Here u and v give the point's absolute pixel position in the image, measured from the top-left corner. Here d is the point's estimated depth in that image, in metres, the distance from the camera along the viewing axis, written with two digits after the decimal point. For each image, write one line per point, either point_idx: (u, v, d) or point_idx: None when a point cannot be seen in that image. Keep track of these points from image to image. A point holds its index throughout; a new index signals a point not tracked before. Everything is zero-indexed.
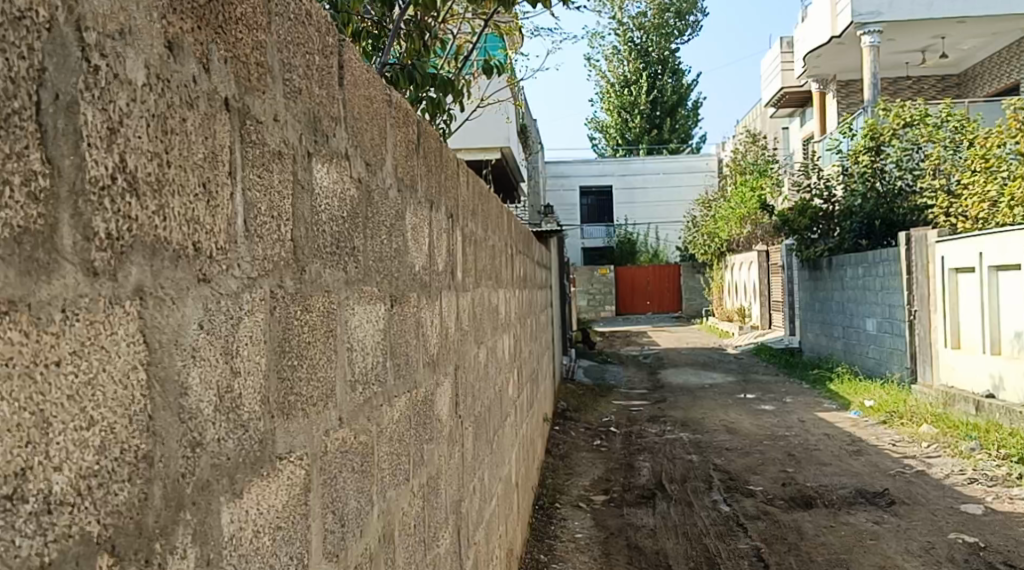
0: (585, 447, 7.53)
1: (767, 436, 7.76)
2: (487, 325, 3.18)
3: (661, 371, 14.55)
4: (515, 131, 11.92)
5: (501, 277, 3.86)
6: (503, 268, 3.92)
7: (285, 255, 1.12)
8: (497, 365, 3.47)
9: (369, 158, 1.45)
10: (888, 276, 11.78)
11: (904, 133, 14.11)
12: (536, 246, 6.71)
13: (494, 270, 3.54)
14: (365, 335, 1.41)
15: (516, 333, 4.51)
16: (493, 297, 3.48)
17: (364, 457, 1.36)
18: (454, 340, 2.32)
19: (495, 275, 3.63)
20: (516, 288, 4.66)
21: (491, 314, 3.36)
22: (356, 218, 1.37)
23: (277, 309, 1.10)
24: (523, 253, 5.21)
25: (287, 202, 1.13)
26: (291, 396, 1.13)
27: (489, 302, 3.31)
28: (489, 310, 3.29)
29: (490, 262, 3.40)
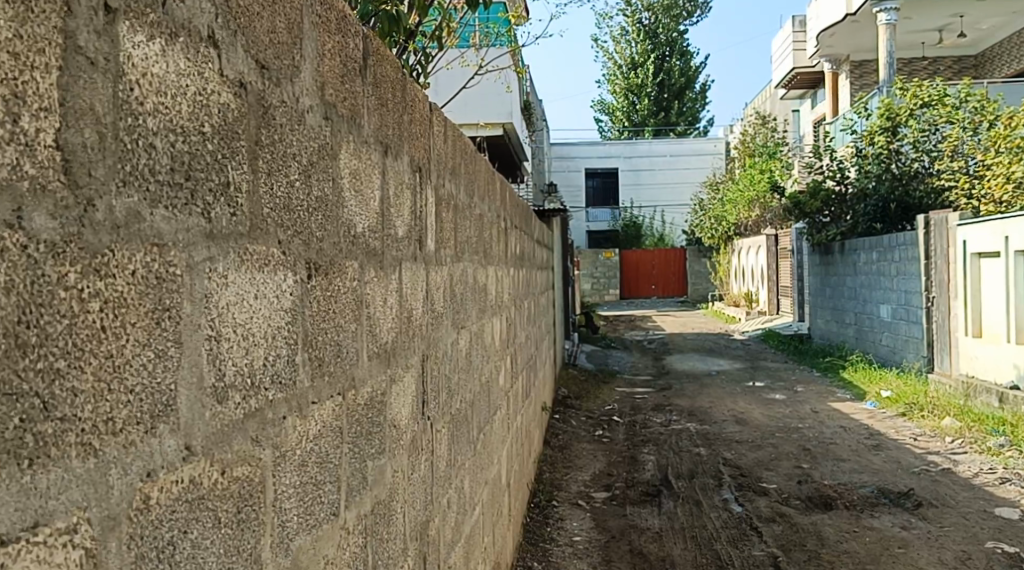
0: (586, 437, 7.11)
1: (778, 428, 7.32)
2: (472, 307, 2.75)
3: (666, 356, 14.10)
4: (517, 106, 11.45)
5: (493, 252, 3.43)
6: (496, 243, 3.50)
7: (32, 178, 0.70)
8: (485, 352, 3.04)
9: (257, 59, 1.02)
10: (904, 260, 11.31)
11: (922, 114, 13.57)
12: (536, 222, 6.24)
13: (484, 244, 3.12)
14: (242, 319, 0.99)
15: (511, 318, 4.07)
16: (483, 274, 3.06)
17: (230, 498, 0.95)
18: (422, 325, 1.89)
19: (487, 251, 3.20)
20: (512, 267, 4.24)
21: (479, 294, 2.93)
22: (220, 139, 0.95)
23: (11, 268, 0.68)
24: (520, 229, 4.78)
25: (34, 81, 0.70)
26: (52, 419, 0.72)
27: (478, 281, 2.89)
28: (477, 290, 2.87)
29: (480, 234, 2.98)
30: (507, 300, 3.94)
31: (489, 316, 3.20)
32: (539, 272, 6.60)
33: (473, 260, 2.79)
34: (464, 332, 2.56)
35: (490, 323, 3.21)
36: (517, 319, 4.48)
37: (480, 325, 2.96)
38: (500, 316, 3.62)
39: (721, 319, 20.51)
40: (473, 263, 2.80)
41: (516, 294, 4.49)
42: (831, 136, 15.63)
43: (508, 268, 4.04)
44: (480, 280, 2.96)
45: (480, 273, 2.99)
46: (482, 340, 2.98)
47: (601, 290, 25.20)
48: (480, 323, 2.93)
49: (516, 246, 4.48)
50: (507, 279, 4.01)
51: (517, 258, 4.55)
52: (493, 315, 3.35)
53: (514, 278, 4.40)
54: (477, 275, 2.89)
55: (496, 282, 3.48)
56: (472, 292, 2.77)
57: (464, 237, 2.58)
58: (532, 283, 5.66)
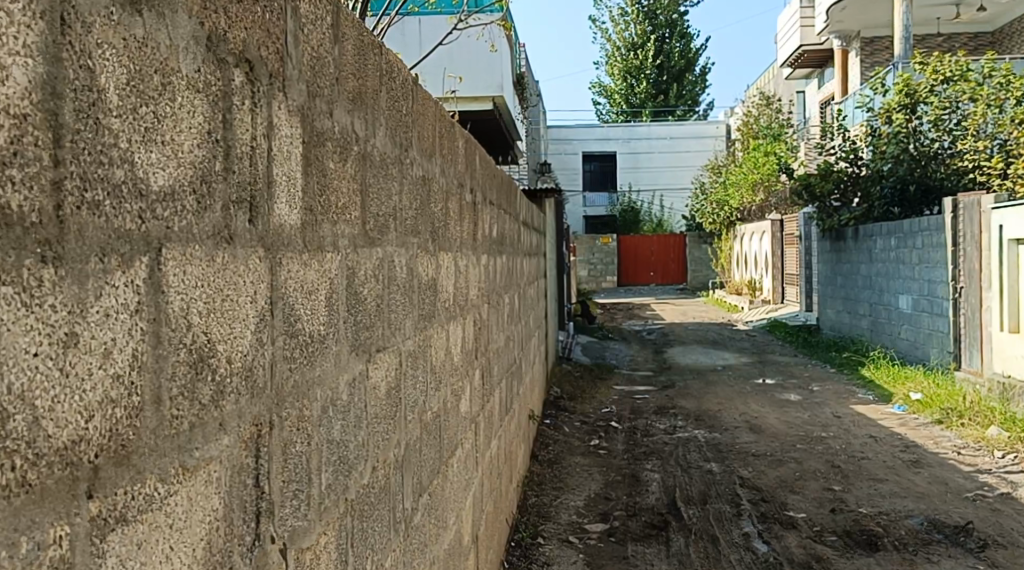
0: (580, 448, 6.23)
1: (800, 439, 6.41)
2: (408, 315, 1.86)
3: (668, 349, 13.21)
4: (509, 77, 10.54)
5: (453, 231, 2.54)
6: (456, 217, 2.60)
7: None
8: (433, 373, 2.15)
9: None
10: (927, 247, 10.40)
11: (942, 90, 12.63)
12: (520, 198, 5.29)
13: (436, 221, 2.23)
14: None
15: (482, 318, 3.18)
16: (431, 264, 2.16)
17: None
18: (254, 361, 1.01)
19: (441, 231, 2.31)
20: (485, 256, 3.37)
21: (423, 292, 2.04)
22: None
23: None
24: (499, 203, 3.89)
25: None
26: None
27: (420, 276, 2.00)
28: (418, 289, 1.99)
29: (426, 206, 2.09)
30: (477, 296, 3.05)
31: (444, 321, 2.31)
32: (526, 259, 5.70)
33: (410, 242, 1.89)
34: (388, 354, 1.68)
35: (443, 328, 2.30)
36: (492, 318, 3.61)
37: (426, 339, 2.07)
38: (465, 318, 2.72)
39: (723, 309, 19.56)
40: (411, 248, 1.92)
41: (492, 286, 3.61)
42: (844, 114, 14.65)
43: (478, 253, 3.14)
44: (425, 272, 2.07)
45: (427, 265, 2.10)
46: (428, 359, 2.09)
47: (598, 277, 24.32)
48: (425, 331, 2.04)
49: (492, 223, 3.58)
50: (478, 268, 3.12)
51: (492, 243, 3.65)
52: (452, 317, 2.46)
53: (488, 266, 3.52)
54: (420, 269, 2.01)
55: (457, 273, 2.58)
56: (408, 299, 1.88)
57: (390, 208, 1.70)
58: (515, 274, 4.78)
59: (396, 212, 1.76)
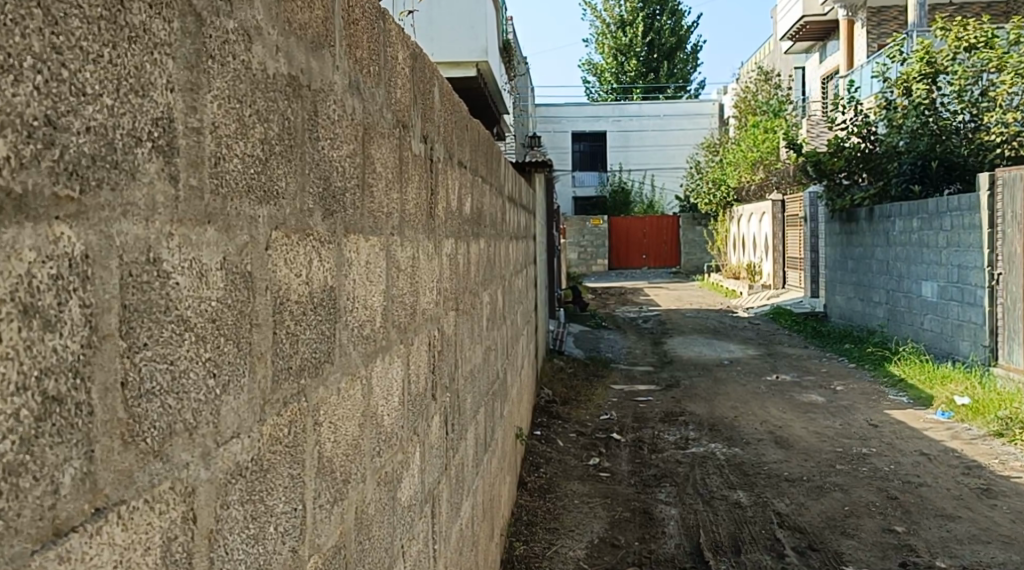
0: (580, 471, 5.20)
1: (838, 457, 5.41)
2: (243, 380, 0.85)
3: (666, 339, 12.19)
4: (495, 42, 9.45)
5: (390, 194, 1.51)
6: (398, 172, 1.58)
7: None
8: (336, 474, 1.13)
9: None
10: (956, 229, 9.40)
11: (965, 58, 11.65)
12: (505, 167, 4.21)
13: (347, 169, 1.21)
14: None
15: (446, 331, 2.15)
16: (328, 258, 1.14)
17: None
18: None
19: (356, 193, 1.27)
20: (453, 237, 2.33)
21: (305, 320, 1.02)
22: None
23: None
24: (475, 160, 2.85)
25: None
26: None
27: (298, 288, 1.00)
28: (292, 310, 0.97)
29: (322, 139, 1.09)
30: (439, 293, 2.02)
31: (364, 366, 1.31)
32: (513, 243, 4.67)
33: (254, 208, 0.88)
34: (144, 515, 0.69)
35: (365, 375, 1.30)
36: (465, 325, 2.56)
37: (317, 418, 1.05)
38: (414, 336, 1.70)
39: (720, 294, 18.55)
40: (265, 226, 0.91)
41: (465, 279, 2.57)
42: (855, 86, 13.59)
43: (443, 233, 2.11)
44: (316, 283, 1.06)
45: (322, 265, 1.09)
46: (322, 453, 1.08)
47: (588, 260, 23.28)
48: (311, 405, 1.03)
49: (463, 183, 2.53)
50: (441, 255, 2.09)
51: (465, 220, 2.58)
52: (386, 353, 1.45)
53: (460, 253, 2.47)
54: (296, 272, 0.99)
55: (395, 269, 1.54)
56: (249, 346, 0.87)
57: (145, 134, 0.71)
58: (499, 263, 3.74)
59: (186, 140, 0.76)
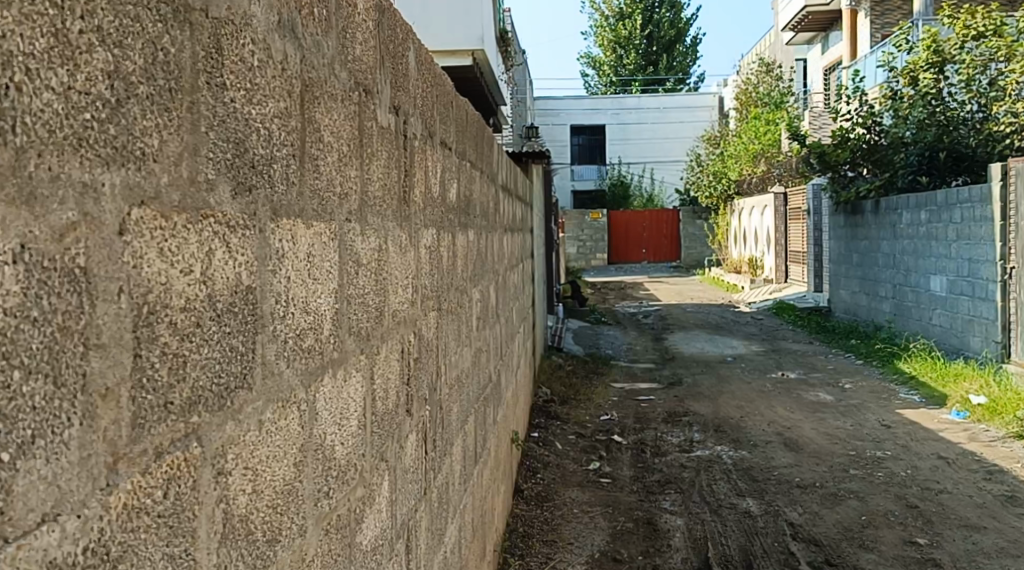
0: (579, 477, 4.94)
1: (851, 461, 5.14)
2: (65, 434, 0.59)
3: (668, 335, 11.91)
4: (491, 30, 9.16)
5: (345, 168, 1.23)
6: (359, 141, 1.30)
7: None
8: (256, 535, 0.87)
9: None
10: (967, 221, 9.12)
11: (973, 47, 11.33)
12: (498, 155, 3.91)
13: (275, 129, 0.93)
14: None
15: (425, 334, 1.87)
16: (244, 249, 0.86)
17: None
18: None
19: (290, 164, 0.99)
20: (435, 225, 2.06)
21: (197, 337, 0.75)
22: None
23: None
24: (461, 140, 2.56)
25: None
26: None
27: (179, 289, 0.73)
28: (167, 320, 0.71)
29: (228, 83, 0.81)
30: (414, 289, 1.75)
31: (308, 385, 1.03)
32: (507, 235, 4.37)
33: (85, 171, 0.62)
34: None
35: (309, 399, 1.03)
36: (449, 326, 2.29)
37: (216, 465, 0.79)
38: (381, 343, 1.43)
39: (721, 289, 18.26)
40: (108, 198, 0.64)
41: (450, 273, 2.30)
42: (860, 76, 13.29)
43: (420, 219, 1.83)
44: (217, 280, 0.79)
45: (228, 253, 0.82)
46: (228, 510, 0.81)
47: (587, 254, 22.99)
48: (204, 448, 0.77)
49: (447, 162, 2.24)
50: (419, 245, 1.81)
51: (450, 207, 2.29)
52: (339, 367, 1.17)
53: (444, 244, 2.20)
54: (175, 268, 0.73)
55: (353, 262, 1.27)
56: (73, 375, 0.60)
57: None
58: (490, 256, 3.45)
59: None
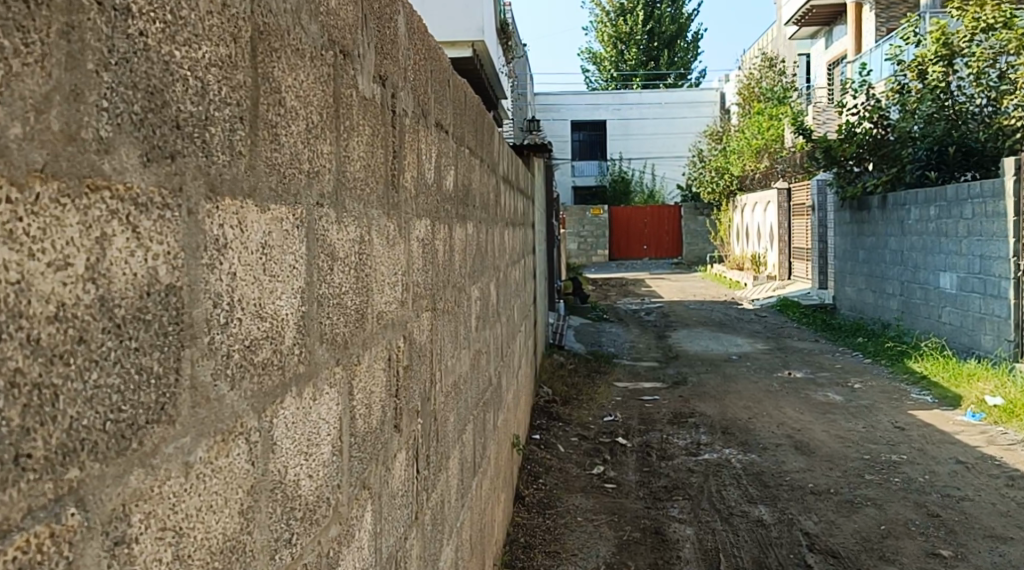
0: (583, 483, 4.73)
1: (867, 466, 4.93)
2: None
3: (671, 333, 11.70)
4: (491, 21, 8.94)
5: (316, 139, 1.02)
6: (333, 111, 1.09)
7: None
8: None
9: None
10: (978, 217, 8.89)
11: (982, 40, 10.91)
12: (499, 144, 3.69)
13: (209, 80, 0.72)
14: None
15: (418, 337, 1.66)
16: (170, 234, 0.66)
17: None
18: None
19: (236, 128, 0.78)
20: (430, 216, 1.84)
21: (69, 361, 0.54)
22: None
23: None
24: (460, 124, 2.35)
25: None
26: None
27: (39, 290, 0.52)
28: (14, 338, 0.50)
29: (129, 11, 0.60)
30: (404, 287, 1.54)
31: (261, 413, 0.82)
32: (509, 229, 4.16)
33: None
34: None
35: (262, 431, 0.82)
36: (447, 327, 2.08)
37: (113, 535, 0.58)
38: (363, 352, 1.22)
39: (723, 285, 18.05)
40: None
41: (447, 269, 2.09)
42: (867, 69, 13.04)
43: (412, 210, 1.62)
44: (114, 279, 0.59)
45: (129, 246, 0.61)
46: None
47: (588, 250, 22.76)
48: (87, 518, 0.56)
49: (443, 146, 2.03)
50: (411, 237, 1.60)
51: (446, 196, 2.07)
52: (306, 385, 0.96)
53: (441, 237, 1.99)
54: (32, 258, 0.52)
55: (325, 256, 1.05)
56: None
57: None
58: (491, 251, 3.24)
59: None
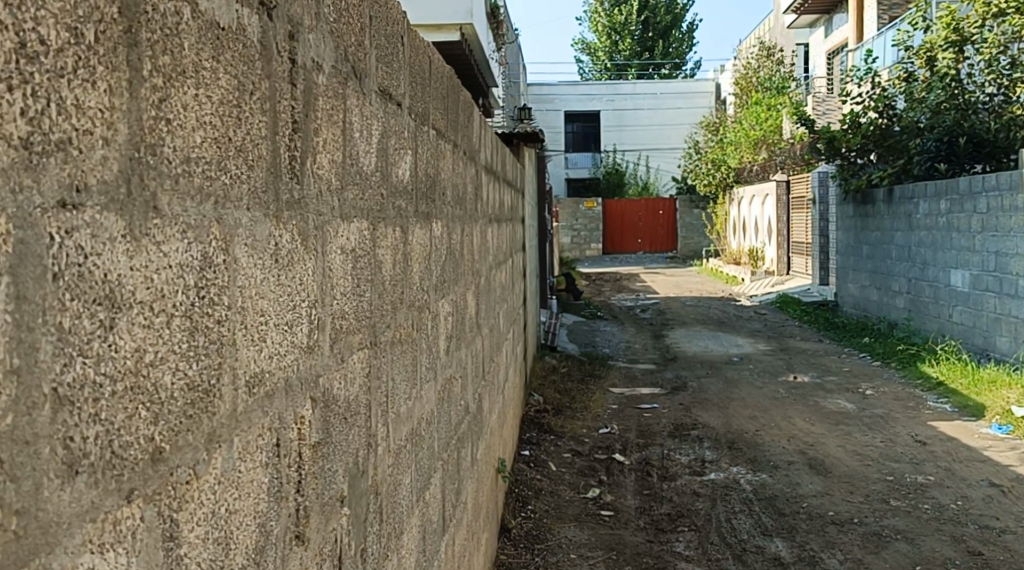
0: (577, 510, 4.23)
1: (891, 489, 4.45)
2: None
3: (668, 332, 11.21)
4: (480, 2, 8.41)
5: (43, 77, 0.52)
6: (110, 27, 0.58)
7: None
8: None
9: None
10: (993, 212, 8.43)
11: (993, 26, 10.50)
12: (480, 131, 3.17)
13: None
14: None
15: (342, 394, 1.15)
16: None
17: None
18: None
19: None
20: (368, 218, 1.34)
21: None
22: None
23: None
24: (420, 98, 1.84)
25: None
26: None
27: None
28: None
29: None
30: (318, 325, 1.04)
31: None
32: (492, 226, 3.64)
33: None
34: None
35: None
36: (400, 363, 1.59)
37: None
38: (204, 458, 0.71)
39: (720, 280, 17.56)
40: None
41: (400, 284, 1.59)
42: (873, 57, 12.54)
43: (333, 208, 1.12)
44: None
45: None
46: None
47: (581, 244, 22.23)
48: None
49: (392, 123, 1.52)
50: (331, 248, 1.10)
51: (398, 189, 1.56)
52: None
53: (390, 243, 1.48)
54: None
55: (95, 302, 0.55)
56: None
57: None
58: (469, 255, 2.72)
59: None
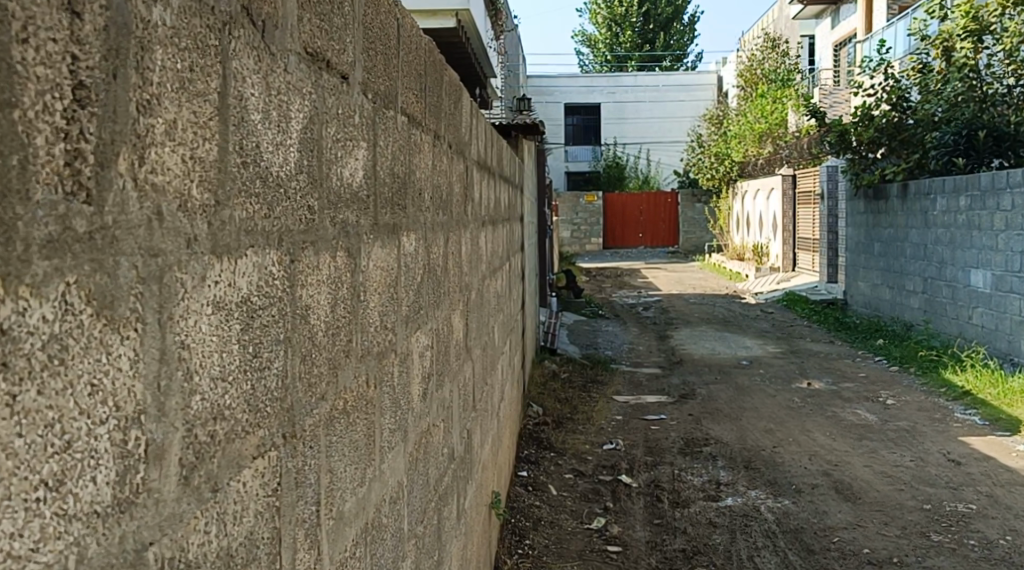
0: (580, 545, 3.78)
1: (930, 521, 4.00)
2: None
3: (673, 332, 10.74)
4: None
5: None
6: None
7: None
8: None
9: None
10: (1019, 209, 7.95)
11: (1014, 15, 10.02)
12: (469, 121, 2.69)
13: None
14: None
15: (210, 549, 0.69)
16: None
17: None
18: None
19: None
20: (274, 245, 0.89)
21: None
22: None
23: None
24: (381, 73, 1.36)
25: None
26: None
27: None
28: None
29: None
30: (140, 457, 0.59)
31: None
32: (484, 230, 3.16)
33: None
34: None
35: None
36: (345, 440, 1.12)
37: None
38: None
39: (723, 276, 17.07)
40: None
41: (345, 329, 1.13)
42: (886, 47, 12.03)
43: (181, 237, 0.66)
44: None
45: None
46: None
47: (582, 239, 21.75)
48: None
49: (332, 106, 1.07)
50: (177, 311, 0.65)
51: (336, 195, 1.09)
52: None
53: (320, 277, 1.02)
54: None
55: None
56: None
57: None
58: (455, 268, 2.26)
59: None
